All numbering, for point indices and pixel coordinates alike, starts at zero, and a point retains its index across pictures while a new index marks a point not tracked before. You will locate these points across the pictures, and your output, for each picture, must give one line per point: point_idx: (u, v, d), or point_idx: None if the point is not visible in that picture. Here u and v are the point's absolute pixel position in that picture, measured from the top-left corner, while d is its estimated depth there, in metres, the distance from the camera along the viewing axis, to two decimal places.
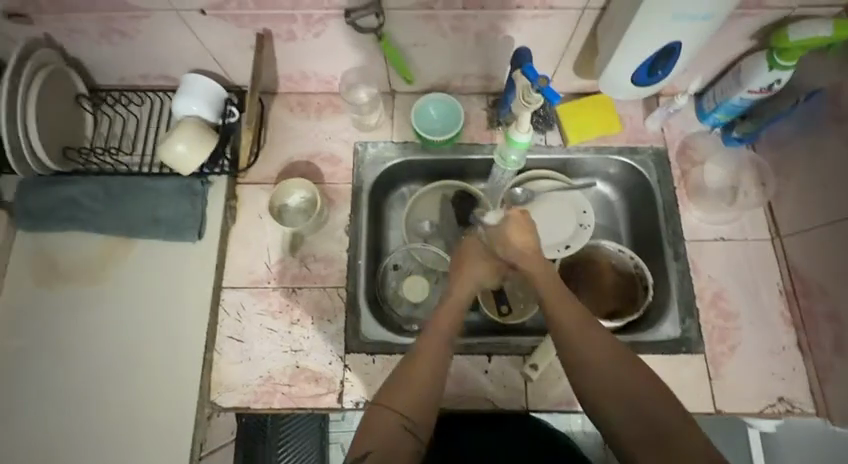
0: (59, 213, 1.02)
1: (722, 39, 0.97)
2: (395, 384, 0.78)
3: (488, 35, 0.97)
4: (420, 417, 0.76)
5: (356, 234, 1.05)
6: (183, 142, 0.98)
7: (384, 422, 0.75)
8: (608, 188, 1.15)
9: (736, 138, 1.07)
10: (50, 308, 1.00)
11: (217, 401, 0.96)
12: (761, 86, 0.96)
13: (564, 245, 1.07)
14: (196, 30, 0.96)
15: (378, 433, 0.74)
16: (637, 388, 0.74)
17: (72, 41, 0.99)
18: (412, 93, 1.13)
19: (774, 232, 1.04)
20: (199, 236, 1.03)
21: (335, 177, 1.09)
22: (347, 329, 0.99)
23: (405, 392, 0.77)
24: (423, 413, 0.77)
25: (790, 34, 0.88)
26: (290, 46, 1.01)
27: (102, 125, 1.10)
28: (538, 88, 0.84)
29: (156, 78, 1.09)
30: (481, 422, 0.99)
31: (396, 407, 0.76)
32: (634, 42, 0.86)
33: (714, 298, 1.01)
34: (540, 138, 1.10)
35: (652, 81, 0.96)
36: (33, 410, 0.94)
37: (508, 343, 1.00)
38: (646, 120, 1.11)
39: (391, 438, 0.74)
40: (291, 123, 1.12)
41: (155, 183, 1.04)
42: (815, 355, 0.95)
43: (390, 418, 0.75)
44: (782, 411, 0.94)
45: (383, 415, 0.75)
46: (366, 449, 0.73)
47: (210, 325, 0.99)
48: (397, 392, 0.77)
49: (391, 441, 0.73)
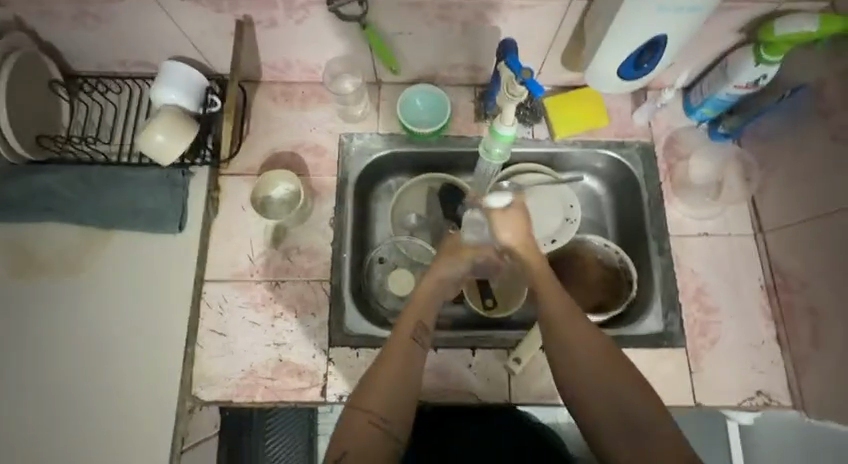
0: (34, 204, 0.99)
1: (709, 33, 0.96)
2: (374, 383, 0.77)
3: (474, 25, 0.95)
4: (396, 418, 0.76)
5: (341, 226, 1.04)
6: (162, 131, 0.95)
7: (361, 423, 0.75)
8: (595, 182, 1.15)
9: (723, 133, 1.07)
10: (26, 300, 0.97)
11: (198, 395, 0.95)
12: (747, 81, 0.96)
13: (550, 239, 1.07)
14: (174, 15, 0.93)
15: (356, 433, 0.74)
16: (616, 385, 0.75)
17: (45, 25, 0.96)
18: (398, 84, 1.11)
19: (757, 227, 1.04)
20: (180, 228, 1.02)
21: (320, 168, 1.07)
22: (331, 322, 0.99)
23: (383, 393, 0.77)
24: (400, 414, 0.77)
25: (776, 28, 0.88)
26: (272, 33, 0.98)
27: (79, 113, 1.07)
28: (522, 80, 0.83)
29: (135, 65, 1.06)
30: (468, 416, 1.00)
31: (374, 409, 0.76)
32: (621, 34, 0.85)
33: (696, 292, 1.02)
34: (527, 131, 1.10)
35: (638, 75, 0.95)
36: (9, 405, 0.93)
37: (492, 337, 1.00)
38: (634, 114, 1.10)
39: (367, 438, 0.74)
40: (274, 113, 1.10)
41: (134, 174, 1.01)
42: (793, 349, 0.96)
43: (366, 420, 0.75)
44: (760, 404, 0.96)
45: (359, 417, 0.75)
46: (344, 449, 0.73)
47: (191, 318, 0.98)
48: (376, 394, 0.77)
49: (369, 441, 0.74)
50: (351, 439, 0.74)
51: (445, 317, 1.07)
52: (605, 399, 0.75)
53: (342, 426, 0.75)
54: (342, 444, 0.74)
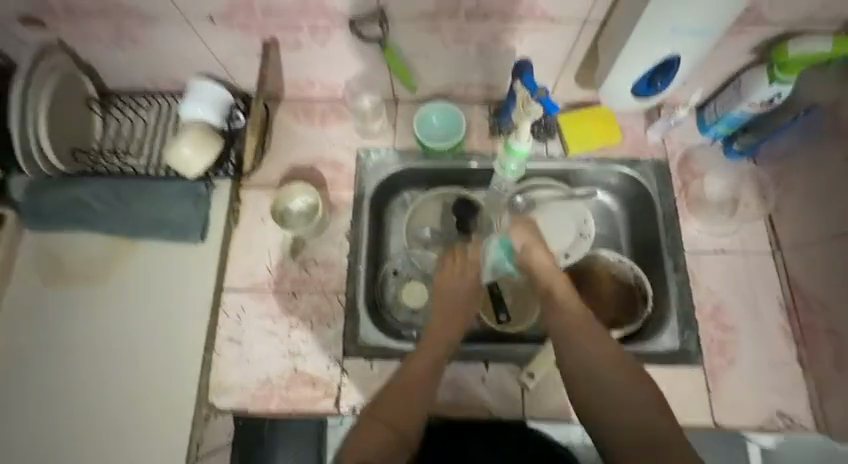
0: (65, 214, 1.03)
1: (722, 53, 0.98)
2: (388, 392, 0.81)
3: (490, 46, 0.98)
4: (405, 426, 0.78)
5: (357, 238, 1.06)
6: (189, 145, 1.00)
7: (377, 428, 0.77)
8: (608, 198, 1.15)
9: (737, 151, 1.08)
10: (54, 306, 1.01)
11: (215, 403, 0.97)
12: (761, 100, 0.96)
13: (564, 255, 1.08)
14: (205, 37, 0.98)
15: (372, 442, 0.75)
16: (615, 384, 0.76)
17: (85, 47, 1.02)
18: (415, 101, 1.15)
19: (774, 245, 1.04)
20: (201, 239, 1.04)
21: (338, 183, 1.10)
22: (346, 333, 1.00)
23: (396, 403, 0.79)
24: (409, 424, 0.78)
25: (790, 49, 0.90)
26: (295, 54, 1.02)
27: (110, 128, 1.13)
28: (537, 98, 0.85)
29: (166, 83, 1.12)
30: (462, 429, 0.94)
31: (386, 416, 0.78)
32: (636, 56, 0.87)
33: (713, 309, 1.01)
34: (541, 148, 1.12)
35: (650, 94, 0.97)
36: (36, 407, 0.96)
37: (506, 351, 1.00)
38: (647, 132, 1.11)
39: (386, 444, 0.75)
40: (295, 128, 1.14)
41: (159, 186, 1.05)
42: (815, 370, 0.94)
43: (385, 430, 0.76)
44: (781, 427, 0.94)
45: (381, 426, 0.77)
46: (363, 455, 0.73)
47: (210, 326, 1.00)
48: (389, 402, 0.79)
49: (381, 446, 0.75)
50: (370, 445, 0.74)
51: None
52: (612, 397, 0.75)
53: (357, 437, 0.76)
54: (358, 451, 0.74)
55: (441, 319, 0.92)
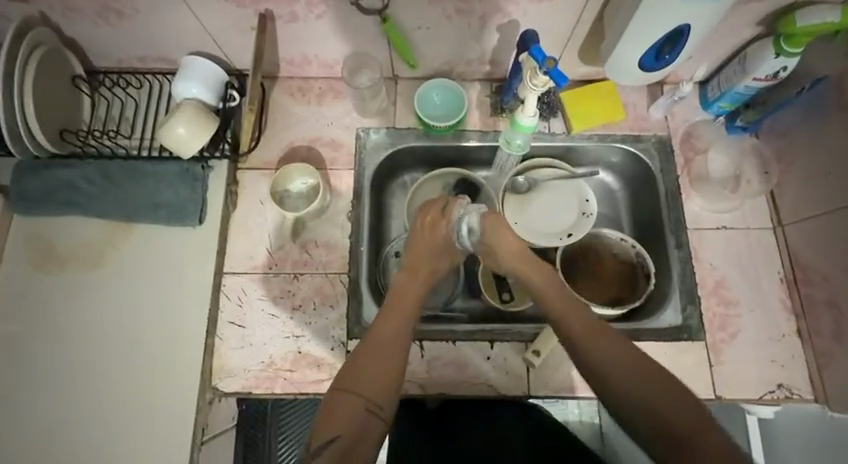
0: (56, 197, 1.00)
1: (727, 24, 0.96)
2: (359, 363, 0.75)
3: (493, 18, 0.95)
4: (381, 394, 0.73)
5: (358, 220, 1.04)
6: (183, 125, 0.96)
7: (349, 403, 0.71)
8: (610, 177, 1.15)
9: (740, 126, 1.07)
10: (50, 291, 0.99)
11: (218, 386, 0.95)
12: (767, 74, 0.95)
13: (566, 234, 1.08)
14: (196, 10, 0.94)
15: (343, 418, 0.70)
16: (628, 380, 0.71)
17: (70, 22, 0.97)
18: (416, 79, 1.12)
19: (776, 221, 1.04)
20: (199, 221, 1.02)
21: (337, 163, 1.08)
22: (349, 314, 0.99)
23: (368, 373, 0.74)
24: (383, 391, 0.73)
25: (798, 20, 0.87)
26: (291, 28, 0.99)
27: (100, 108, 1.09)
28: (545, 70, 0.81)
29: (156, 60, 1.08)
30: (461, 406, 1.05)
31: (357, 390, 0.72)
32: (643, 28, 0.85)
33: (715, 285, 1.01)
34: (544, 125, 1.09)
35: (658, 66, 0.95)
36: (35, 395, 0.94)
37: (511, 330, 1.00)
38: (650, 109, 1.10)
39: (357, 418, 0.70)
40: (292, 108, 1.11)
41: (153, 168, 1.02)
42: (815, 342, 0.96)
43: (355, 404, 0.71)
44: (781, 398, 0.95)
45: (352, 401, 0.71)
46: (333, 434, 0.69)
47: (211, 309, 0.98)
48: (361, 374, 0.74)
49: (355, 421, 0.70)
50: (340, 422, 0.70)
51: (459, 310, 1.08)
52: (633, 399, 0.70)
53: (326, 413, 0.71)
54: (327, 432, 0.69)
55: (406, 279, 0.87)
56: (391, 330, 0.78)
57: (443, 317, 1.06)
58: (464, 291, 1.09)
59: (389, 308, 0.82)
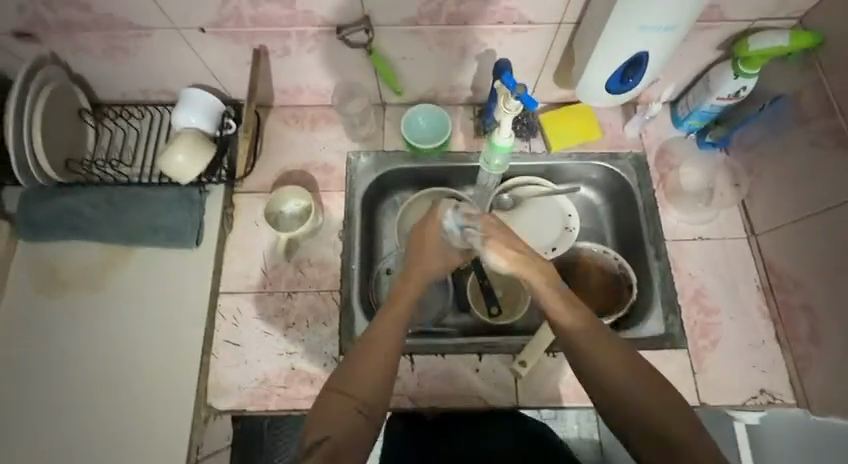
0: (60, 223, 1.05)
1: (689, 50, 1.03)
2: (354, 366, 0.75)
3: (472, 48, 1.03)
4: (377, 401, 0.74)
5: (349, 238, 1.08)
6: (183, 153, 1.02)
7: (344, 408, 0.72)
8: (592, 193, 1.20)
9: (710, 141, 1.13)
10: (51, 313, 1.02)
11: (213, 404, 0.97)
12: (728, 94, 1.02)
13: (551, 248, 1.13)
14: (196, 47, 1.01)
15: (335, 418, 0.71)
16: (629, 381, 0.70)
17: (78, 59, 1.04)
18: (402, 105, 1.19)
19: (749, 230, 1.09)
20: (197, 243, 1.06)
21: (329, 185, 1.13)
22: (342, 330, 1.02)
23: (363, 376, 0.74)
24: (380, 398, 0.74)
25: (751, 44, 0.94)
26: (285, 61, 1.06)
27: (104, 138, 1.15)
28: (516, 95, 0.87)
29: (158, 93, 1.15)
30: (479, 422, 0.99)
31: (353, 391, 0.73)
32: (607, 55, 0.92)
33: (695, 294, 1.05)
34: (525, 146, 1.16)
35: (625, 89, 1.01)
36: (33, 419, 0.96)
37: (499, 343, 1.03)
38: (625, 128, 1.16)
39: (350, 419, 0.71)
40: (286, 134, 1.17)
41: (153, 193, 1.07)
42: (792, 346, 0.99)
43: (346, 404, 0.72)
44: (764, 403, 0.98)
45: (345, 405, 0.72)
46: (325, 433, 0.70)
47: (207, 328, 1.01)
48: (357, 376, 0.74)
49: (349, 422, 0.71)
50: (332, 423, 0.70)
51: (450, 326, 1.11)
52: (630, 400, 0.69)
53: (319, 412, 0.72)
54: (318, 431, 0.70)
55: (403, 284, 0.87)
56: (386, 335, 0.78)
57: (434, 331, 1.08)
58: (453, 306, 1.12)
59: (387, 311, 0.82)
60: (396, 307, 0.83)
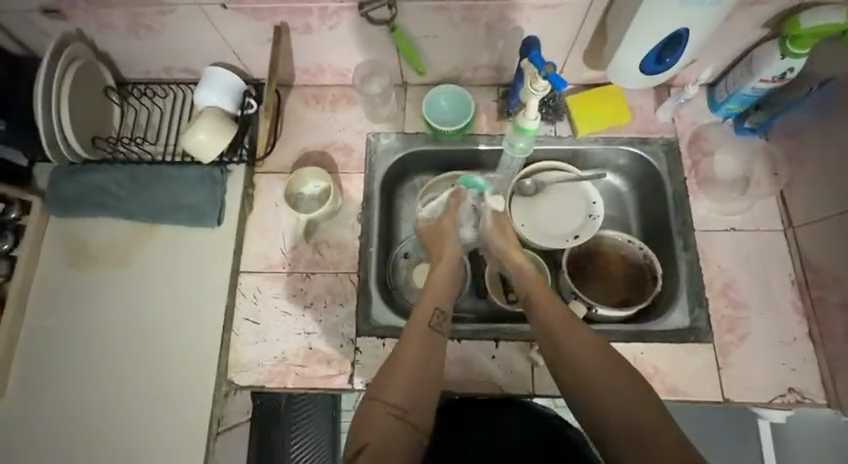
0: (88, 199, 1.07)
1: (733, 27, 0.96)
2: (392, 376, 0.81)
3: (498, 26, 0.99)
4: (416, 409, 0.79)
5: (368, 220, 1.08)
6: (204, 131, 1.02)
7: (383, 416, 0.77)
8: (618, 180, 1.16)
9: (749, 127, 1.08)
10: (79, 287, 1.06)
11: (234, 380, 1.00)
12: (774, 75, 0.95)
13: (573, 236, 1.09)
14: (218, 24, 1.00)
15: (375, 428, 0.76)
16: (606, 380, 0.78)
17: (103, 36, 1.04)
18: (423, 85, 1.16)
19: (786, 223, 1.03)
20: (218, 222, 1.08)
21: (349, 166, 1.12)
22: (358, 313, 1.02)
23: (401, 385, 0.80)
24: (420, 406, 0.80)
25: (803, 21, 0.88)
26: (305, 38, 1.04)
27: (129, 117, 1.17)
28: (544, 75, 0.84)
29: (181, 71, 1.15)
30: (489, 410, 1.00)
31: (392, 401, 0.79)
32: (644, 33, 0.87)
33: (724, 287, 1.01)
34: (550, 129, 1.11)
35: (660, 69, 0.96)
36: (66, 388, 1.00)
37: (516, 330, 1.01)
38: (657, 111, 1.11)
39: (390, 427, 0.77)
40: (306, 115, 1.16)
41: (177, 171, 1.08)
42: (826, 344, 0.94)
43: (384, 413, 0.78)
44: (792, 402, 0.94)
45: (385, 411, 0.78)
46: (365, 441, 0.75)
47: (228, 306, 1.03)
48: (396, 385, 0.80)
49: (388, 431, 0.76)
50: (371, 432, 0.76)
51: (467, 311, 1.10)
52: (604, 397, 0.77)
53: (360, 421, 0.78)
54: (360, 439, 0.76)
55: (436, 279, 0.95)
56: (420, 339, 0.85)
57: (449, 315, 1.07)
58: (470, 291, 1.11)
59: (421, 313, 0.89)
60: (430, 308, 0.90)
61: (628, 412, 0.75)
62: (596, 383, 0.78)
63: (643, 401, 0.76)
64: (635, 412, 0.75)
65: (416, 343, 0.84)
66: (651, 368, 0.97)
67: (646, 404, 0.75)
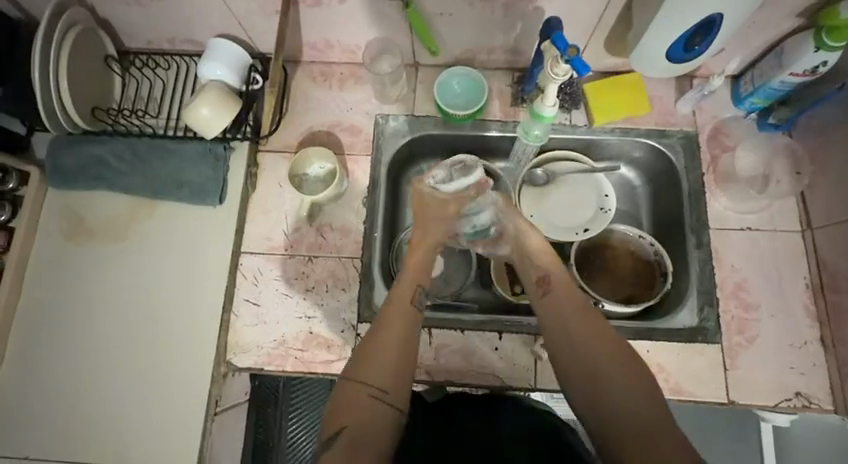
0: (88, 172, 1.04)
1: (765, 16, 0.91)
2: (370, 356, 0.78)
3: (517, 6, 0.93)
4: (396, 390, 0.76)
5: (373, 205, 1.05)
6: (207, 106, 0.98)
7: (362, 398, 0.75)
8: (632, 172, 1.12)
9: (772, 123, 1.04)
10: (78, 261, 1.04)
11: (232, 361, 0.98)
12: (805, 68, 0.91)
13: (583, 229, 1.06)
14: None
15: (352, 409, 0.74)
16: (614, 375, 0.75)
17: (103, 2, 1.00)
18: (436, 66, 1.12)
19: (804, 224, 1.00)
20: (220, 201, 1.05)
21: (355, 148, 1.09)
22: (360, 299, 1.00)
23: (379, 366, 0.77)
24: (400, 386, 0.77)
25: (842, 11, 0.82)
26: (314, 12, 0.99)
27: (130, 88, 1.13)
28: (566, 58, 0.80)
29: (184, 42, 1.11)
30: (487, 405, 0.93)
31: (372, 382, 0.75)
32: (672, 19, 0.82)
33: (735, 287, 0.98)
34: (565, 117, 1.07)
35: (689, 57, 0.91)
36: (62, 361, 0.99)
37: (521, 323, 0.99)
38: (678, 103, 1.07)
39: (369, 409, 0.74)
40: (313, 92, 1.12)
41: (178, 147, 1.06)
42: (837, 349, 0.92)
43: (363, 394, 0.75)
44: (798, 407, 0.92)
45: (364, 391, 0.75)
46: (343, 423, 0.73)
47: (228, 286, 1.01)
48: (374, 366, 0.77)
49: (367, 412, 0.74)
50: (350, 413, 0.73)
51: (469, 300, 1.08)
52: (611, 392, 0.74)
53: (337, 403, 0.75)
54: (336, 421, 0.73)
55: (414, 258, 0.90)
56: (400, 318, 0.81)
57: (453, 305, 1.04)
58: (474, 281, 1.09)
59: (402, 292, 0.85)
60: (412, 287, 0.86)
61: (636, 412, 0.72)
62: (607, 377, 0.75)
63: (650, 401, 0.73)
64: (643, 409, 0.72)
65: (395, 322, 0.81)
66: (656, 366, 0.95)
67: (654, 405, 0.73)
